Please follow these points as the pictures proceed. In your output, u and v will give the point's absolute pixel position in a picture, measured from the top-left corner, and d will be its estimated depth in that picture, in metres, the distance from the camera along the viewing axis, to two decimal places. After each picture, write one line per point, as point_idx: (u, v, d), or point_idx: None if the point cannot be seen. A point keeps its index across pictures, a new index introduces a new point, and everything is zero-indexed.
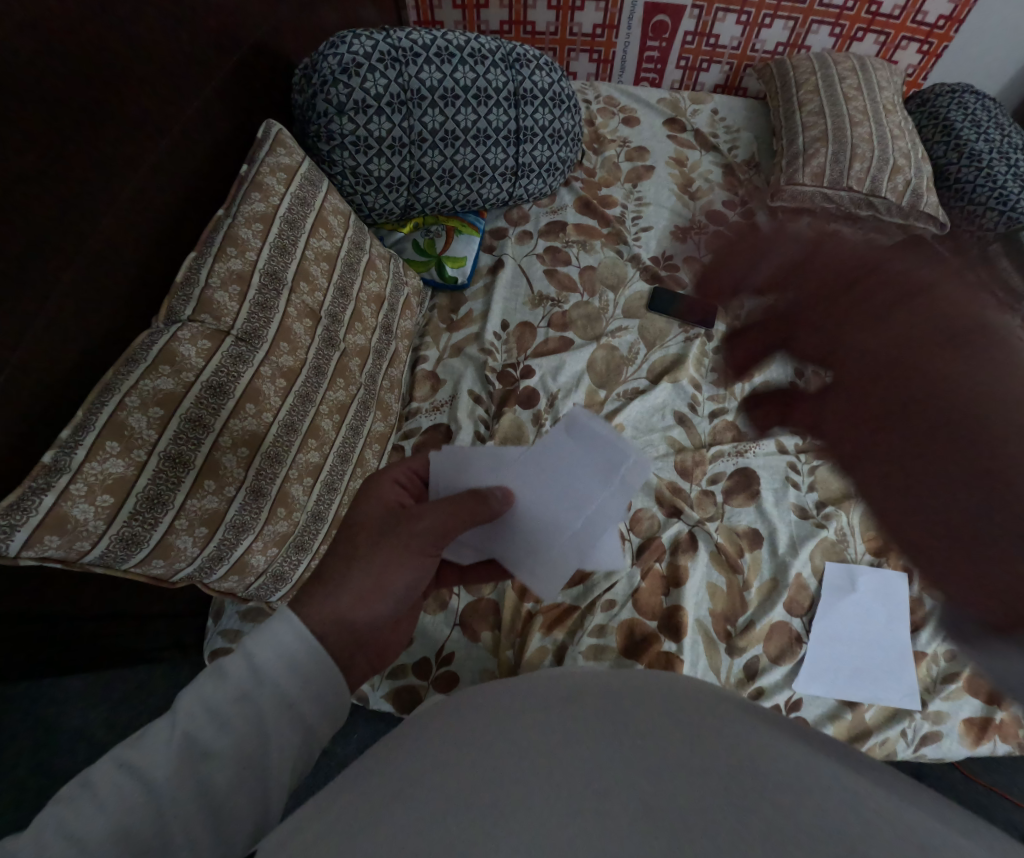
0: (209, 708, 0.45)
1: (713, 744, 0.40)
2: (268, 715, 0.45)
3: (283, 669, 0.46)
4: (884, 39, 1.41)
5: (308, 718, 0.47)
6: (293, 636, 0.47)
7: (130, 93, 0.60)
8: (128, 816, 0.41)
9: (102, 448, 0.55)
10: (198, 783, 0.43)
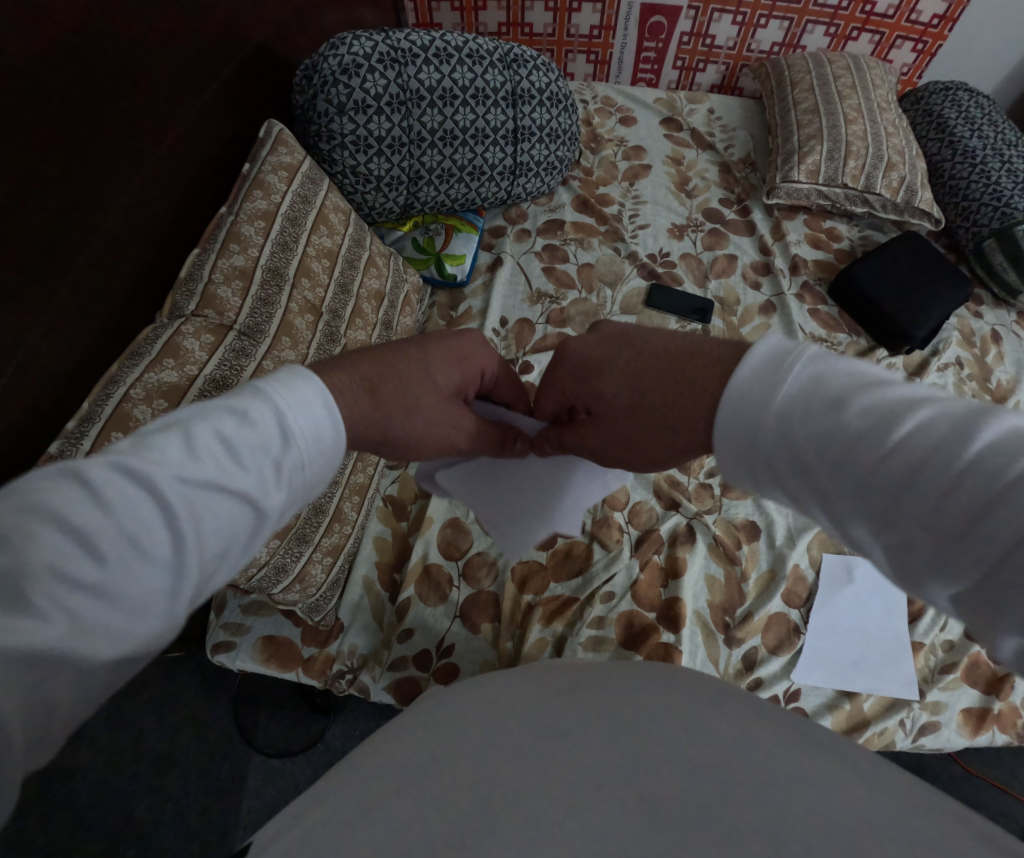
0: (229, 439, 0.40)
1: (707, 734, 0.41)
2: (282, 470, 0.42)
3: (310, 428, 0.43)
4: (879, 39, 1.42)
5: (310, 485, 0.45)
6: (322, 401, 0.45)
7: (134, 93, 0.61)
8: (129, 529, 0.35)
9: (107, 439, 0.56)
10: (206, 517, 0.38)
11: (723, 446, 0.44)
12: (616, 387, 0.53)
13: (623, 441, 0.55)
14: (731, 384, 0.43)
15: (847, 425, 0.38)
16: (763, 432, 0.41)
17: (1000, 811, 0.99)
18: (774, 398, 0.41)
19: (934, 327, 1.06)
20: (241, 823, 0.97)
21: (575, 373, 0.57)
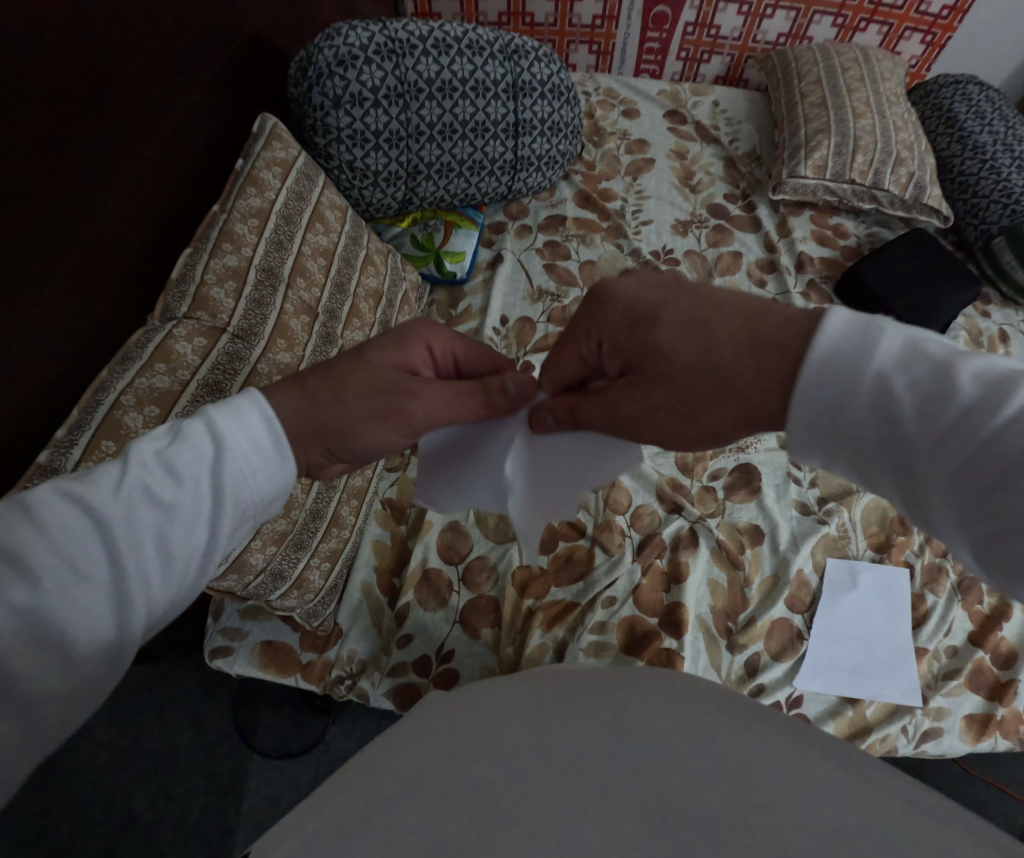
0: (164, 459, 0.41)
1: (717, 741, 0.40)
2: (221, 483, 0.43)
3: (247, 441, 0.45)
4: (887, 30, 1.39)
5: (259, 503, 0.46)
6: (260, 414, 0.46)
7: (122, 87, 0.59)
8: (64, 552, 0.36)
9: (97, 448, 0.54)
10: (146, 538, 0.38)
11: (802, 412, 0.41)
12: (670, 340, 0.48)
13: (664, 407, 0.49)
14: (816, 344, 0.41)
15: (955, 394, 0.37)
16: (853, 401, 0.39)
17: (1001, 815, 0.99)
18: (868, 361, 0.39)
19: (941, 327, 1.04)
20: (239, 826, 0.96)
21: (622, 322, 0.51)
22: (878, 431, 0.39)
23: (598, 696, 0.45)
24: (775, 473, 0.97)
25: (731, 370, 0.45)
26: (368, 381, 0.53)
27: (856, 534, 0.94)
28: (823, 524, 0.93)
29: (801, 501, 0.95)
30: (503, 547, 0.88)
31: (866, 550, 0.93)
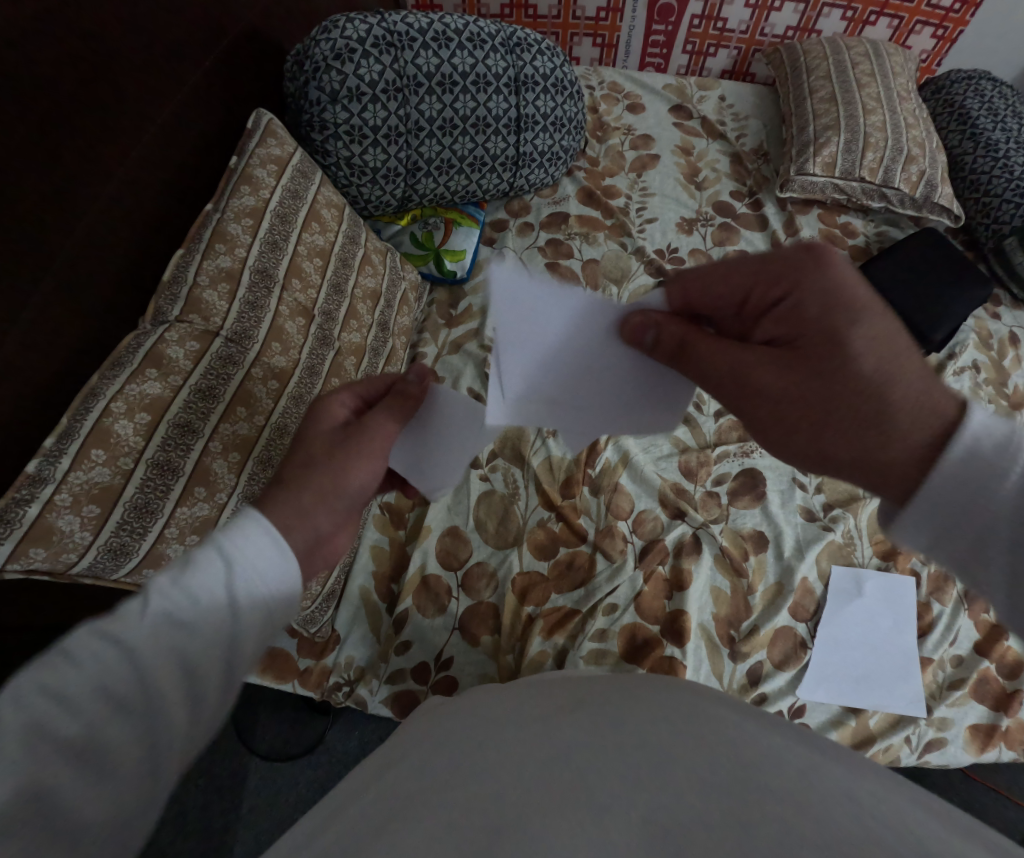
0: (172, 593, 0.38)
1: (721, 752, 0.38)
2: (242, 598, 0.39)
3: (257, 561, 0.41)
4: (898, 24, 1.36)
5: (276, 623, 0.41)
6: (265, 530, 0.42)
7: (112, 82, 0.57)
8: (78, 711, 0.33)
9: (87, 457, 0.53)
10: (160, 684, 0.36)
11: (943, 491, 0.43)
12: (862, 350, 0.47)
13: (796, 397, 0.49)
14: (957, 438, 0.43)
15: None
16: (978, 509, 0.42)
17: (1005, 822, 0.98)
18: (1011, 458, 0.42)
19: (951, 329, 1.02)
20: (237, 830, 0.96)
21: (823, 297, 0.48)
22: (1007, 523, 0.42)
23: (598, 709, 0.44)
24: (780, 478, 0.96)
25: (888, 403, 0.47)
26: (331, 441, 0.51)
27: (861, 540, 0.93)
28: (829, 531, 0.92)
29: (806, 507, 0.94)
30: (503, 552, 0.87)
31: (872, 557, 0.92)
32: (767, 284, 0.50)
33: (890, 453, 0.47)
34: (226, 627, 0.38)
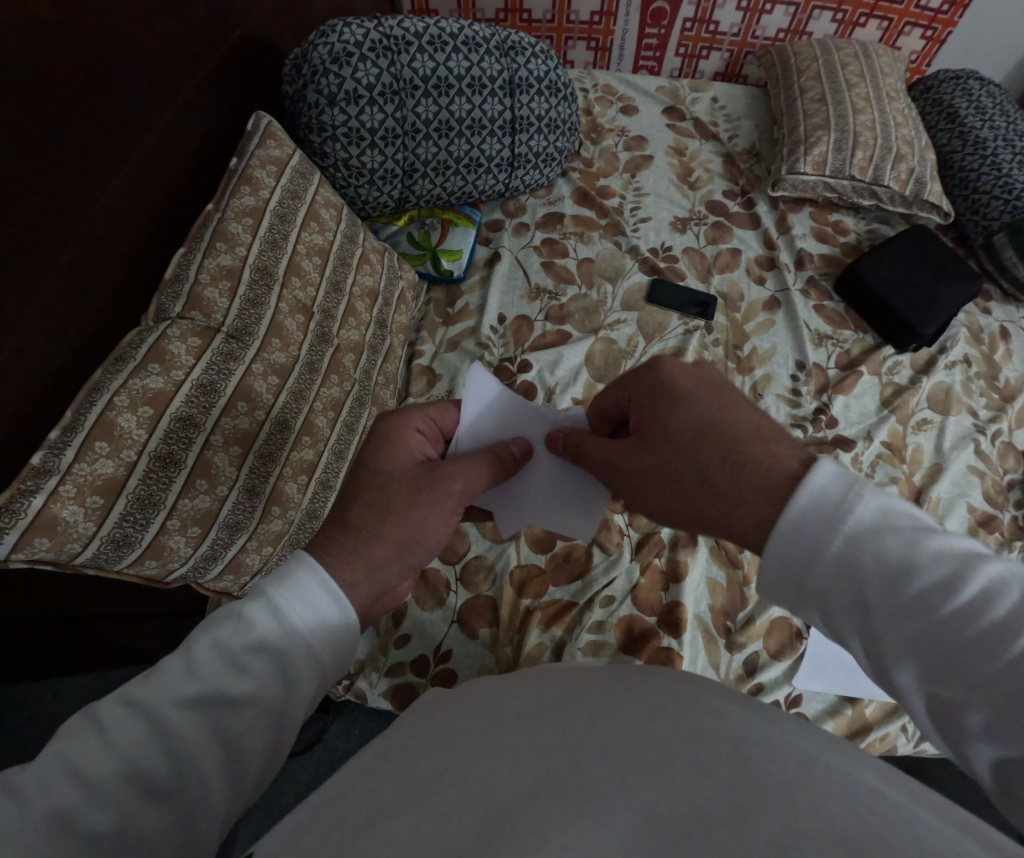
0: (225, 650, 0.40)
1: (718, 740, 0.38)
2: (287, 666, 0.41)
3: (309, 614, 0.43)
4: (887, 25, 1.38)
5: (330, 669, 0.44)
6: (318, 581, 0.45)
7: (114, 85, 0.59)
8: (139, 761, 0.36)
9: (91, 449, 0.54)
10: (214, 736, 0.38)
11: (779, 563, 0.43)
12: (679, 427, 0.52)
13: (647, 474, 0.53)
14: (795, 498, 0.43)
15: (919, 570, 0.39)
16: (818, 569, 0.41)
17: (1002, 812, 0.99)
18: (839, 528, 0.41)
19: (942, 324, 1.03)
20: (241, 824, 0.96)
21: (642, 387, 0.55)
22: (846, 584, 0.41)
23: (594, 692, 0.44)
24: None
25: (711, 471, 0.49)
26: (406, 482, 0.55)
27: None
28: None
29: None
30: (501, 547, 0.88)
31: None
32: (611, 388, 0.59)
33: (729, 522, 0.47)
34: (280, 678, 0.41)
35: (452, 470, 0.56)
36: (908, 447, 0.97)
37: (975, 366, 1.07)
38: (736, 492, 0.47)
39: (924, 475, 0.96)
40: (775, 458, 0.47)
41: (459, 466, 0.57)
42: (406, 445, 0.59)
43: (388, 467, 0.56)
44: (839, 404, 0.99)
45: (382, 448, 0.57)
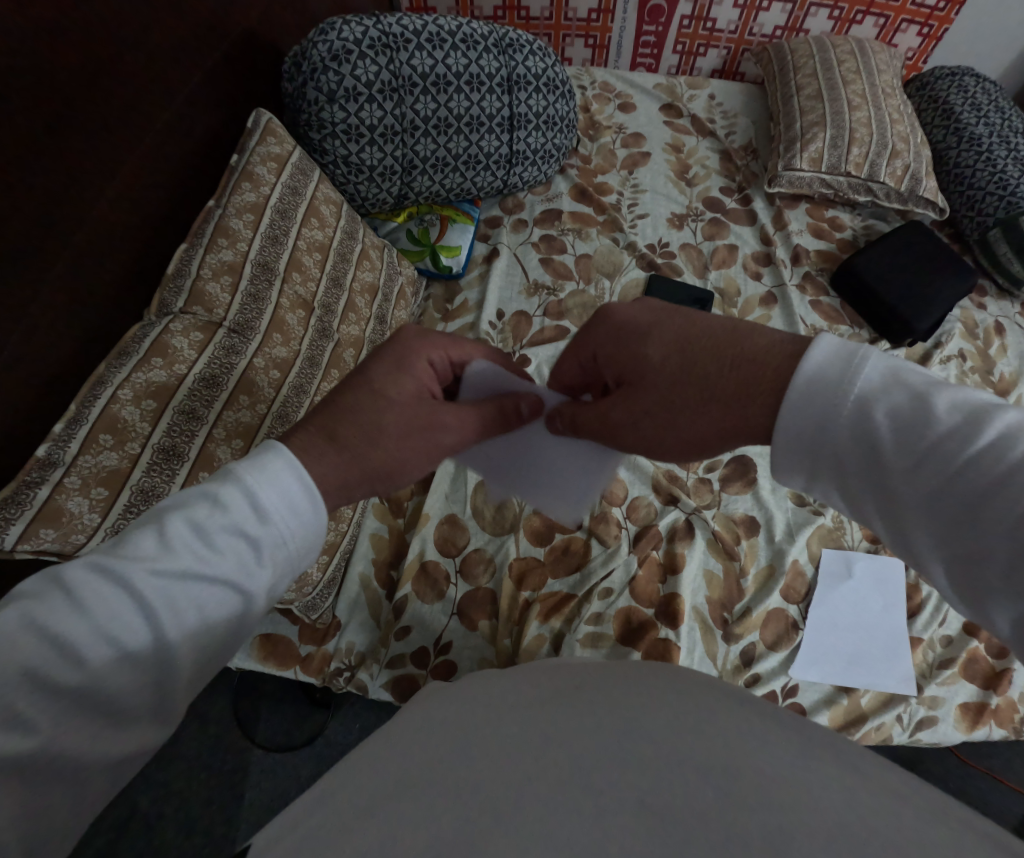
0: (199, 528, 0.40)
1: (715, 740, 0.39)
2: (260, 551, 0.41)
3: (283, 497, 0.43)
4: (884, 22, 1.39)
5: (303, 557, 0.44)
6: (292, 469, 0.44)
7: (115, 82, 0.59)
8: (110, 632, 0.35)
9: (95, 442, 0.55)
10: (188, 609, 0.38)
11: (789, 433, 0.42)
12: (662, 358, 0.52)
13: (656, 410, 0.53)
14: (803, 364, 0.43)
15: (933, 422, 0.38)
16: (830, 434, 0.41)
17: (996, 803, 1.00)
18: (846, 391, 0.40)
19: (936, 319, 1.04)
20: (244, 815, 0.97)
21: (606, 344, 0.56)
22: (861, 448, 0.40)
23: (596, 693, 0.45)
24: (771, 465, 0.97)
25: (712, 388, 0.49)
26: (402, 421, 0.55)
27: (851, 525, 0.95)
28: (818, 515, 0.94)
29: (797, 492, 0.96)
30: (500, 539, 0.89)
31: (862, 542, 0.94)
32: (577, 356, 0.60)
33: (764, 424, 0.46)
34: (254, 560, 0.41)
35: (449, 422, 0.58)
36: None
37: (970, 361, 1.08)
38: (750, 392, 0.47)
39: None
40: (758, 344, 0.48)
41: (458, 419, 0.59)
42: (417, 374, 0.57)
43: (395, 395, 0.55)
44: None
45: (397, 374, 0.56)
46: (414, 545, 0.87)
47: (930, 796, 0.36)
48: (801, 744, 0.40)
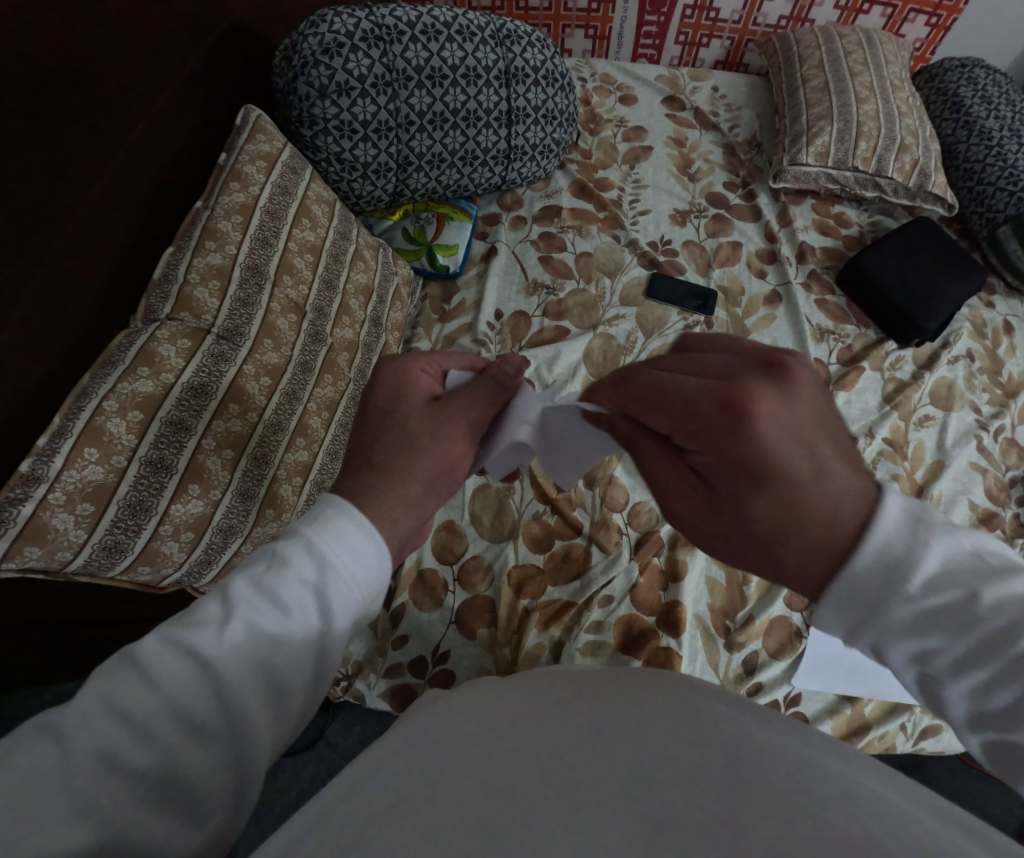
0: (264, 590, 0.38)
1: (716, 744, 0.37)
2: (330, 611, 0.40)
3: (349, 553, 0.41)
4: (891, 12, 1.35)
5: (368, 612, 0.43)
6: (354, 521, 0.43)
7: (97, 78, 0.57)
8: (177, 701, 0.34)
9: (80, 456, 0.53)
10: (256, 676, 0.36)
11: (834, 619, 0.40)
12: (739, 485, 0.45)
13: (709, 516, 0.49)
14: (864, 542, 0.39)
15: (987, 625, 0.35)
16: (881, 621, 0.38)
17: (998, 809, 0.99)
18: (899, 583, 0.38)
19: (944, 319, 1.02)
20: (242, 821, 0.96)
21: (694, 430, 0.46)
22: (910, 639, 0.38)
23: (594, 690, 0.43)
24: None
25: (768, 549, 0.45)
26: (415, 422, 0.54)
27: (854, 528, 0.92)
28: None
29: None
30: (498, 546, 0.87)
31: None
32: (649, 407, 0.50)
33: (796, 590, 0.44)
34: (323, 621, 0.39)
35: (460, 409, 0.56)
36: (910, 444, 0.96)
37: (977, 360, 1.06)
38: (799, 568, 0.43)
39: (927, 471, 0.95)
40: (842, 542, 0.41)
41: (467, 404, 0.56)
42: (412, 379, 0.57)
43: (402, 403, 0.55)
44: (840, 400, 0.98)
45: (394, 386, 0.56)
46: (410, 552, 0.85)
47: (934, 801, 0.35)
48: (805, 739, 0.38)
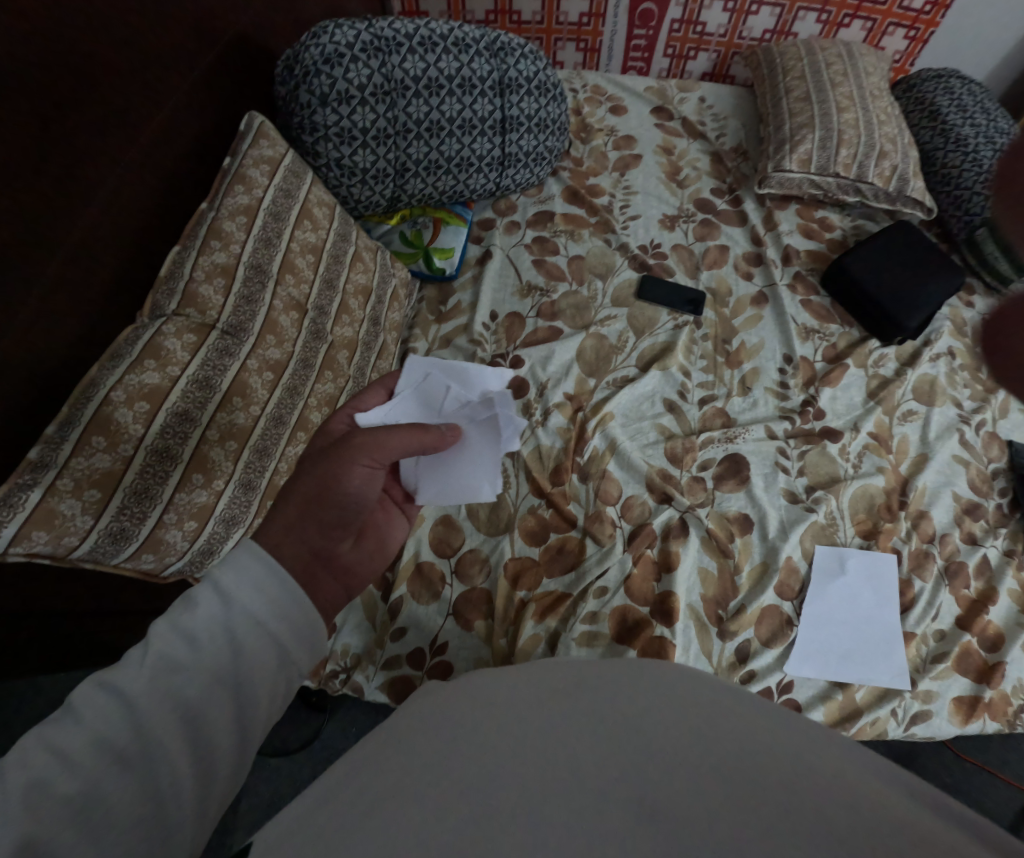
0: (179, 628, 0.42)
1: (703, 726, 0.37)
2: (241, 639, 0.44)
3: (257, 592, 0.46)
4: (871, 25, 1.41)
5: (289, 640, 0.46)
6: (260, 560, 0.47)
7: (108, 84, 0.60)
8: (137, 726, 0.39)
9: (88, 444, 0.55)
10: (177, 713, 0.40)
11: None
12: None
13: None
14: None
15: None
16: None
17: (992, 798, 1.00)
18: None
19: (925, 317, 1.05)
20: (241, 820, 0.96)
21: None
22: None
23: (587, 675, 0.44)
24: (763, 462, 0.96)
25: None
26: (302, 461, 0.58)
27: (843, 521, 0.93)
28: (811, 512, 0.93)
29: (789, 490, 0.94)
30: (495, 539, 0.89)
31: (854, 537, 0.93)
32: None
33: None
34: (236, 654, 0.43)
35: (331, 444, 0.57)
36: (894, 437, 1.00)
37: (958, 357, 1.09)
38: None
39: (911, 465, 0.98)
40: None
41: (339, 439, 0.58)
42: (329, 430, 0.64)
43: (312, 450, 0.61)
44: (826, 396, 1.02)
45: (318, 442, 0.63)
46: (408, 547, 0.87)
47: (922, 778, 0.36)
48: (788, 730, 0.38)
